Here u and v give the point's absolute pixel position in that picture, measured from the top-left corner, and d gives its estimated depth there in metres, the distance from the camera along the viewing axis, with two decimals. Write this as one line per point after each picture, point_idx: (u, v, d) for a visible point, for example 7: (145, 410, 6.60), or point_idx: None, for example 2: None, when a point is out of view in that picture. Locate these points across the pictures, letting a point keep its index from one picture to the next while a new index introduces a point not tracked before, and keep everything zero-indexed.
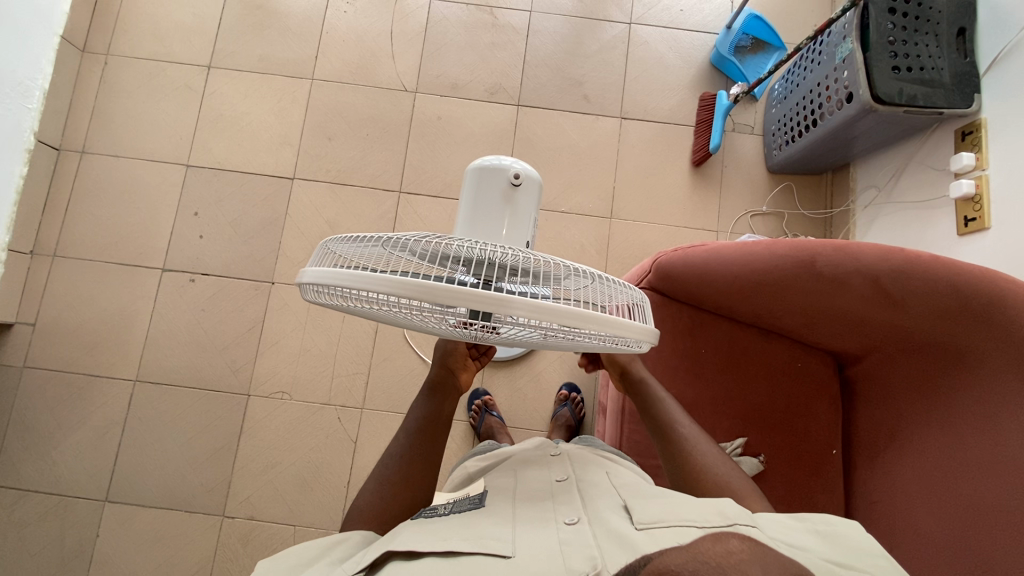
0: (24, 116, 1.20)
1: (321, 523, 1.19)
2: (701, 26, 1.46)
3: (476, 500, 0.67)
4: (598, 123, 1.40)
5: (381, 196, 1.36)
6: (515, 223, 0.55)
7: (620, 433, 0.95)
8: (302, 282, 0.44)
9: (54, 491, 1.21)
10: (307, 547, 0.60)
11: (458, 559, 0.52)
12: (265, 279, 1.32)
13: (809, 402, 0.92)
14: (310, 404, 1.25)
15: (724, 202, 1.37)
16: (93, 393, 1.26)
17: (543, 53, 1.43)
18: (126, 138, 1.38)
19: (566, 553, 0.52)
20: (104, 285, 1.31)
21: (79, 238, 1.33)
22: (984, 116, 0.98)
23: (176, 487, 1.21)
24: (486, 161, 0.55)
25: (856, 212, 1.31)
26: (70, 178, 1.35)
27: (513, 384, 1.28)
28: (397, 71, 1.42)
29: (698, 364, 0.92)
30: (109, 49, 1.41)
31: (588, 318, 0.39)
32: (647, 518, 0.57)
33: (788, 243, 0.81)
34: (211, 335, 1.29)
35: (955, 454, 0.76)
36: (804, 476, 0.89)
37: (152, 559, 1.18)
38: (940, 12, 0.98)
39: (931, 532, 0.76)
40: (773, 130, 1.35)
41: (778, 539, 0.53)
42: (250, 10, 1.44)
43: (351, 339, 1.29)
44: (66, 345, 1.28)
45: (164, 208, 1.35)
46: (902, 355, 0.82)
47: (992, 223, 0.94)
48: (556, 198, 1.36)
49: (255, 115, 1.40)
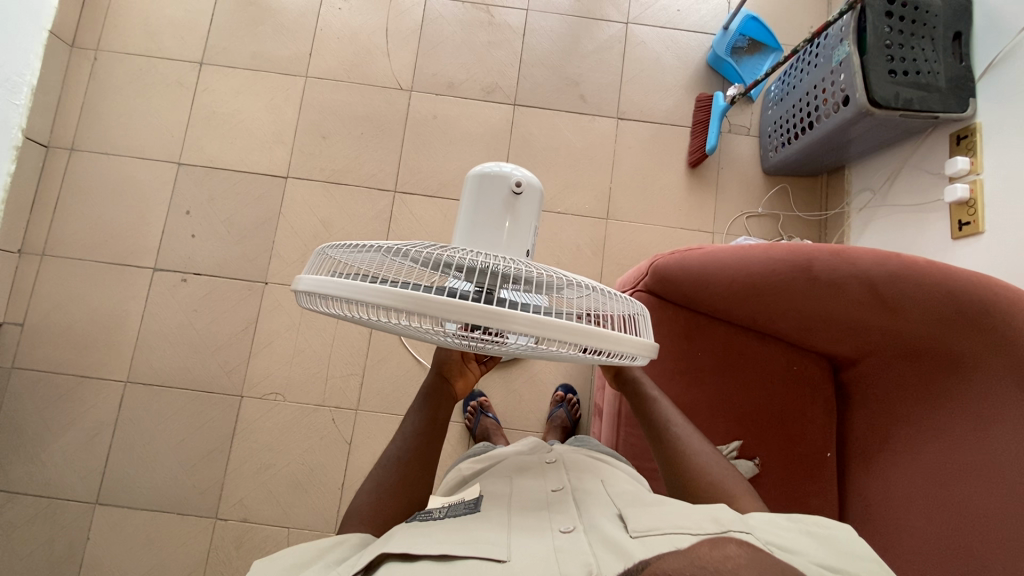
0: (12, 113, 1.23)
1: (315, 525, 1.19)
2: (699, 26, 1.45)
3: (471, 504, 0.67)
4: (594, 123, 1.39)
5: (376, 196, 1.35)
6: (516, 233, 0.54)
7: (616, 436, 0.94)
8: (298, 289, 0.44)
9: (43, 493, 1.20)
10: (302, 549, 0.59)
11: (452, 563, 0.52)
12: (258, 279, 1.30)
13: (804, 405, 0.92)
14: (304, 406, 1.24)
15: (721, 202, 1.37)
16: (82, 394, 1.24)
17: (540, 52, 1.42)
18: (117, 135, 1.36)
19: (561, 559, 0.52)
20: (94, 283, 1.29)
21: (69, 237, 1.31)
22: (979, 121, 0.98)
23: (169, 488, 1.20)
24: (486, 168, 0.54)
25: (851, 214, 1.32)
26: (58, 176, 1.33)
27: (508, 385, 1.27)
28: (392, 69, 1.41)
29: (694, 367, 0.92)
30: (98, 44, 1.39)
31: (587, 333, 0.39)
32: (642, 526, 0.57)
33: (786, 246, 0.81)
34: (204, 336, 1.27)
35: (949, 458, 0.76)
36: (799, 479, 0.89)
37: (144, 562, 1.17)
38: (937, 17, 0.99)
39: (925, 536, 0.77)
40: (769, 131, 1.35)
41: (773, 543, 0.54)
42: (243, 6, 1.42)
43: (346, 339, 1.28)
44: (56, 345, 1.27)
45: (156, 207, 1.33)
46: (898, 360, 0.83)
47: (986, 227, 0.95)
48: (552, 198, 1.35)
49: (247, 112, 1.38)
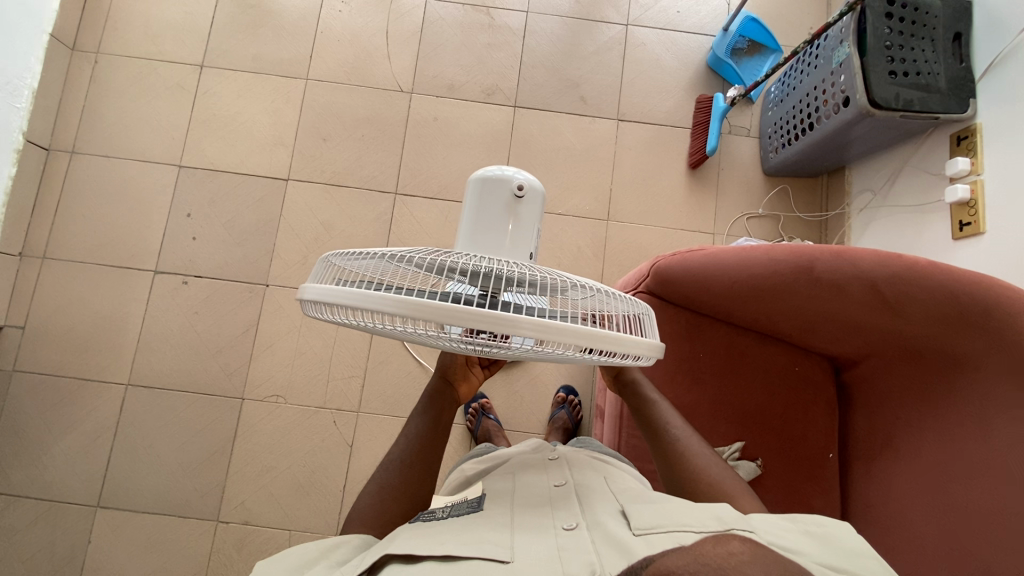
0: (12, 115, 1.24)
1: (316, 527, 1.18)
2: (699, 28, 1.45)
3: (474, 503, 0.67)
4: (595, 124, 1.40)
5: (377, 198, 1.35)
6: (518, 234, 0.54)
7: (618, 437, 0.94)
8: (303, 298, 0.44)
9: (44, 496, 1.19)
10: (306, 549, 0.59)
11: (456, 563, 0.52)
12: (259, 281, 1.30)
13: (806, 405, 0.92)
14: (306, 408, 1.24)
15: (722, 203, 1.37)
16: (84, 397, 1.24)
17: (540, 54, 1.43)
18: (118, 138, 1.36)
19: (564, 558, 0.52)
20: (95, 286, 1.29)
21: (70, 240, 1.31)
22: (979, 121, 0.99)
23: (170, 491, 1.20)
24: (489, 171, 0.54)
25: (851, 215, 1.32)
26: (59, 179, 1.33)
27: (509, 387, 1.27)
28: (393, 71, 1.41)
29: (696, 367, 0.92)
30: (99, 47, 1.39)
31: (592, 335, 0.38)
32: (646, 523, 0.57)
33: (787, 247, 0.81)
34: (205, 338, 1.27)
35: (951, 459, 0.76)
36: (802, 481, 0.89)
37: (145, 564, 1.17)
38: (936, 17, 0.99)
39: (927, 537, 0.77)
40: (769, 132, 1.35)
41: (775, 542, 0.54)
42: (244, 9, 1.43)
43: (347, 341, 1.28)
44: (57, 348, 1.26)
45: (156, 209, 1.33)
46: (900, 360, 0.83)
47: (987, 227, 0.95)
48: (553, 200, 1.36)
49: (248, 114, 1.38)
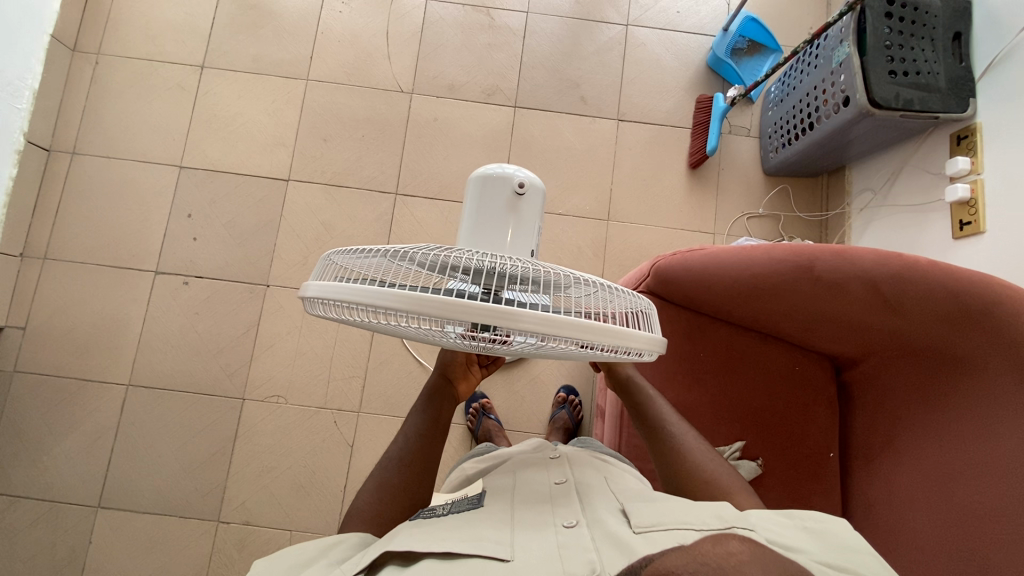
0: (13, 116, 1.22)
1: (316, 527, 1.19)
2: (699, 28, 1.45)
3: (475, 500, 0.67)
4: (595, 124, 1.40)
5: (378, 198, 1.35)
6: (519, 233, 0.54)
7: (619, 437, 0.94)
8: (304, 296, 0.44)
9: (45, 497, 1.19)
10: (305, 548, 0.59)
11: (456, 561, 0.52)
12: (259, 281, 1.30)
13: (807, 405, 0.92)
14: (306, 408, 1.24)
15: (722, 203, 1.37)
16: (84, 397, 1.24)
17: (540, 54, 1.43)
18: (118, 139, 1.36)
19: (564, 557, 0.52)
20: (96, 287, 1.29)
21: (71, 241, 1.31)
22: (979, 121, 0.99)
23: (171, 491, 1.20)
24: (489, 169, 0.54)
25: (851, 214, 1.32)
26: (60, 180, 1.33)
27: (510, 387, 1.27)
28: (393, 72, 1.41)
29: (697, 367, 0.92)
30: (99, 48, 1.39)
31: (595, 329, 0.39)
32: (646, 521, 0.57)
33: (787, 247, 0.81)
34: (205, 338, 1.28)
35: (952, 457, 0.76)
36: (803, 480, 0.89)
37: (146, 564, 1.17)
38: (936, 17, 0.99)
39: (927, 535, 0.77)
40: (769, 132, 1.35)
41: (775, 541, 0.54)
42: (244, 10, 1.43)
43: (348, 341, 1.28)
44: (58, 348, 1.27)
45: (157, 210, 1.33)
46: (900, 359, 0.83)
47: (987, 227, 0.95)
48: (553, 200, 1.36)
49: (248, 115, 1.38)
